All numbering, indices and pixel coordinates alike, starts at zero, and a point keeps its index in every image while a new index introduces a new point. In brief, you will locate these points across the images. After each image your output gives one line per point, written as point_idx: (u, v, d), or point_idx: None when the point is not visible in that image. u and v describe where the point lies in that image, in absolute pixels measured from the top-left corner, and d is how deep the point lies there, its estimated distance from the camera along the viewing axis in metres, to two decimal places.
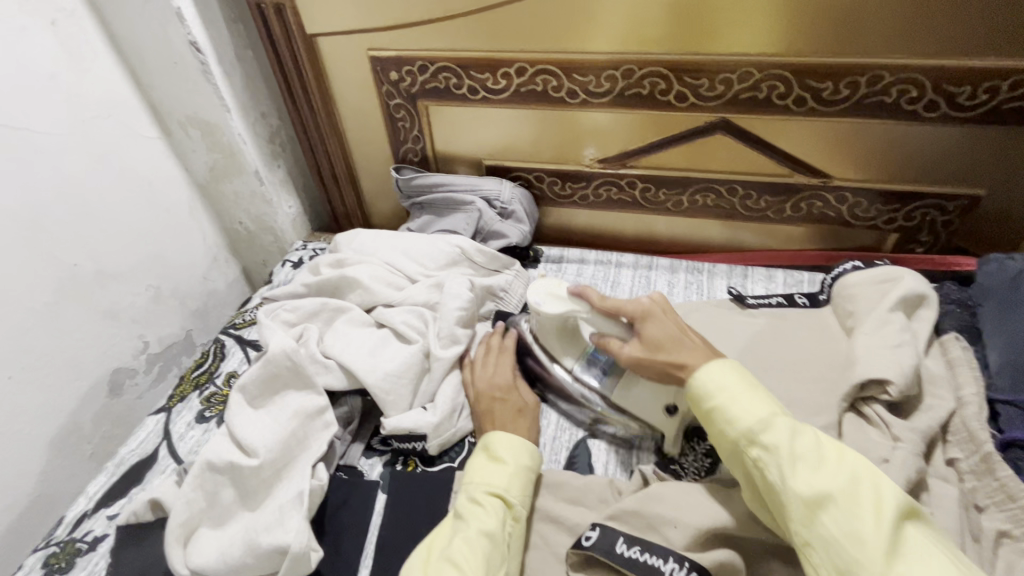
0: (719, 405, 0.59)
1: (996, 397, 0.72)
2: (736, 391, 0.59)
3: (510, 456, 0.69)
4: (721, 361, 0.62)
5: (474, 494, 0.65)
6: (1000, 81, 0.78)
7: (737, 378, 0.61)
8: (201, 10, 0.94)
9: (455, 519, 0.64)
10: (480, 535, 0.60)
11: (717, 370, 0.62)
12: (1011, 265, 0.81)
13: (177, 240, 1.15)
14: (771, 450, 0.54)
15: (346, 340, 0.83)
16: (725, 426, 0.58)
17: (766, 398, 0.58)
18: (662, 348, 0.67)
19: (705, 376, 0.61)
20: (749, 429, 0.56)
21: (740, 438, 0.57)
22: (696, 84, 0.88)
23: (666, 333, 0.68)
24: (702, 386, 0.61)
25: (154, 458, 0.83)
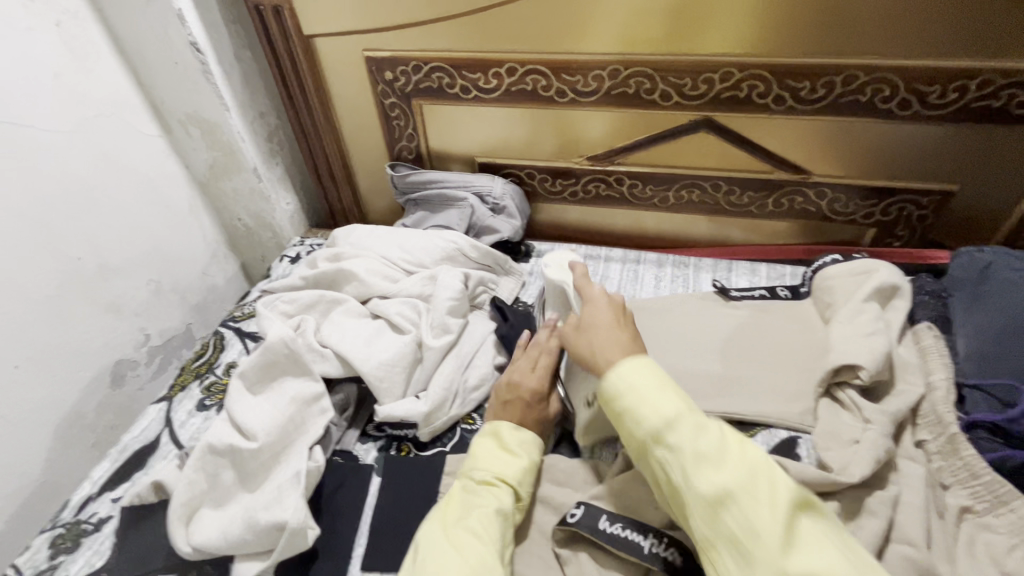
0: (629, 407, 0.58)
1: (963, 382, 0.75)
2: (648, 390, 0.58)
3: (525, 447, 0.72)
4: (635, 357, 0.61)
5: (491, 476, 0.67)
6: (969, 80, 0.81)
7: (649, 376, 0.59)
8: (201, 11, 0.98)
9: (467, 494, 0.66)
10: (496, 515, 0.63)
11: (630, 368, 0.61)
12: (981, 257, 0.85)
13: (178, 235, 1.18)
14: (675, 451, 0.54)
15: (342, 330, 0.86)
16: (635, 426, 0.57)
17: (675, 393, 0.57)
18: (589, 332, 0.68)
19: (619, 373, 0.61)
20: (655, 428, 0.55)
21: (647, 440, 0.56)
22: (680, 83, 0.91)
23: (602, 322, 0.68)
24: (614, 386, 0.61)
25: (156, 444, 0.86)
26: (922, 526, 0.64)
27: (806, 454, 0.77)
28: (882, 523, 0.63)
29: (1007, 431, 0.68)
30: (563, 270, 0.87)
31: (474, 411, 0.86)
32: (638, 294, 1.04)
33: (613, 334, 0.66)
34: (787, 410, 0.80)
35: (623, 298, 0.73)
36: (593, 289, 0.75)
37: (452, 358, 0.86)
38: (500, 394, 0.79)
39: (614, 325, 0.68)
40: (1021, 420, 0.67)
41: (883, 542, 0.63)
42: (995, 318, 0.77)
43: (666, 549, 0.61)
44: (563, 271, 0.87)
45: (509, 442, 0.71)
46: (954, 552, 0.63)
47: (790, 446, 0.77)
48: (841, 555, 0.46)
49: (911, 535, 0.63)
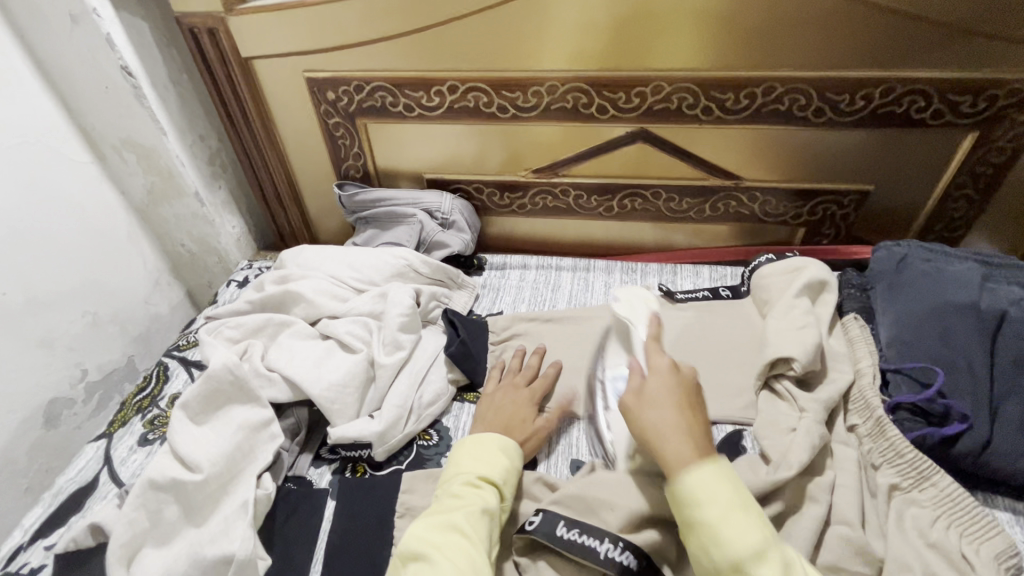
0: (707, 522, 0.53)
1: (887, 367, 0.79)
2: (724, 509, 0.53)
3: (507, 453, 0.73)
4: (712, 465, 0.56)
5: (474, 478, 0.68)
6: (873, 89, 0.88)
7: (733, 492, 0.54)
8: (132, 36, 0.96)
9: (450, 496, 0.66)
10: (483, 514, 0.63)
11: (707, 476, 0.55)
12: (897, 252, 0.92)
13: (116, 264, 1.14)
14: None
15: (290, 353, 0.85)
16: (712, 548, 0.52)
17: (757, 521, 0.53)
18: (656, 409, 0.62)
19: (697, 478, 0.55)
20: (739, 558, 0.50)
21: (725, 569, 0.51)
22: (614, 97, 0.95)
23: (669, 398, 0.63)
24: (692, 490, 0.55)
25: (94, 484, 0.82)
26: (856, 507, 0.68)
27: (750, 446, 0.80)
28: (821, 508, 0.67)
29: (926, 411, 0.73)
30: (631, 308, 0.90)
31: (430, 427, 0.86)
32: (589, 302, 1.06)
33: (680, 425, 0.60)
34: (731, 405, 0.83)
35: (694, 375, 0.67)
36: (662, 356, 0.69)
37: (405, 376, 0.86)
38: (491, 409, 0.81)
39: (680, 408, 0.62)
40: (935, 399, 0.73)
41: (823, 526, 0.66)
42: (911, 307, 0.83)
43: (622, 553, 0.62)
44: (630, 308, 0.90)
45: (492, 448, 0.72)
46: (886, 528, 0.67)
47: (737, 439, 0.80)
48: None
49: (847, 516, 0.67)
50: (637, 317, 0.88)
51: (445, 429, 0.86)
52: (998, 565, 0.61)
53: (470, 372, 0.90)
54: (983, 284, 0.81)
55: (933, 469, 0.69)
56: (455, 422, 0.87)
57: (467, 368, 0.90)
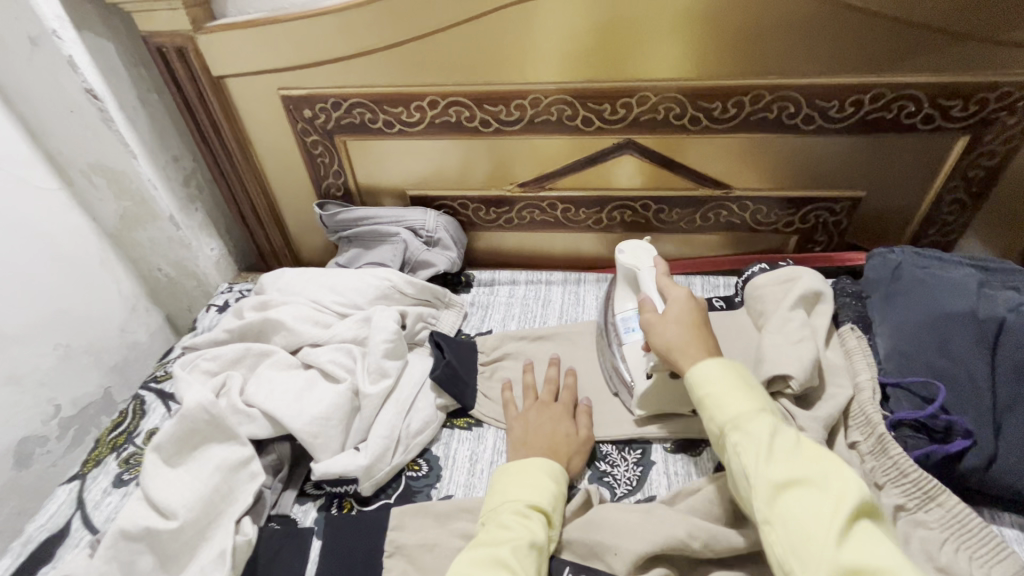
0: (709, 395, 0.63)
1: (886, 381, 0.77)
2: (725, 389, 0.62)
3: (556, 480, 0.71)
4: (718, 359, 0.65)
5: (524, 507, 0.66)
6: (862, 95, 0.86)
7: (735, 375, 0.64)
8: (96, 57, 0.92)
9: (498, 527, 0.64)
10: (531, 549, 0.61)
11: (713, 364, 0.65)
12: (892, 258, 0.89)
13: (89, 294, 1.10)
14: (750, 436, 0.58)
15: (270, 386, 0.81)
16: (714, 414, 0.62)
17: (755, 395, 0.62)
18: (673, 328, 0.71)
19: (705, 368, 0.65)
20: (735, 418, 0.60)
21: (724, 425, 0.60)
22: (600, 109, 0.93)
23: (683, 321, 0.72)
24: (700, 379, 0.65)
25: (66, 531, 0.78)
26: None
27: None
28: None
29: (928, 426, 0.71)
30: (637, 257, 0.84)
31: (419, 456, 0.83)
32: (580, 317, 1.03)
33: (692, 340, 0.69)
34: None
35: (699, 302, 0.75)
36: (679, 290, 0.77)
37: (392, 405, 0.83)
38: (521, 433, 0.79)
39: (693, 325, 0.71)
40: (938, 414, 0.71)
41: None
42: (909, 318, 0.81)
43: None
44: (637, 257, 0.84)
45: (541, 474, 0.70)
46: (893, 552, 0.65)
47: None
48: (900, 558, 0.47)
49: None
50: (645, 270, 0.82)
51: (435, 459, 0.83)
52: None
53: (460, 398, 0.87)
54: (980, 289, 0.78)
55: (938, 488, 0.66)
56: (445, 451, 0.84)
57: (456, 394, 0.87)
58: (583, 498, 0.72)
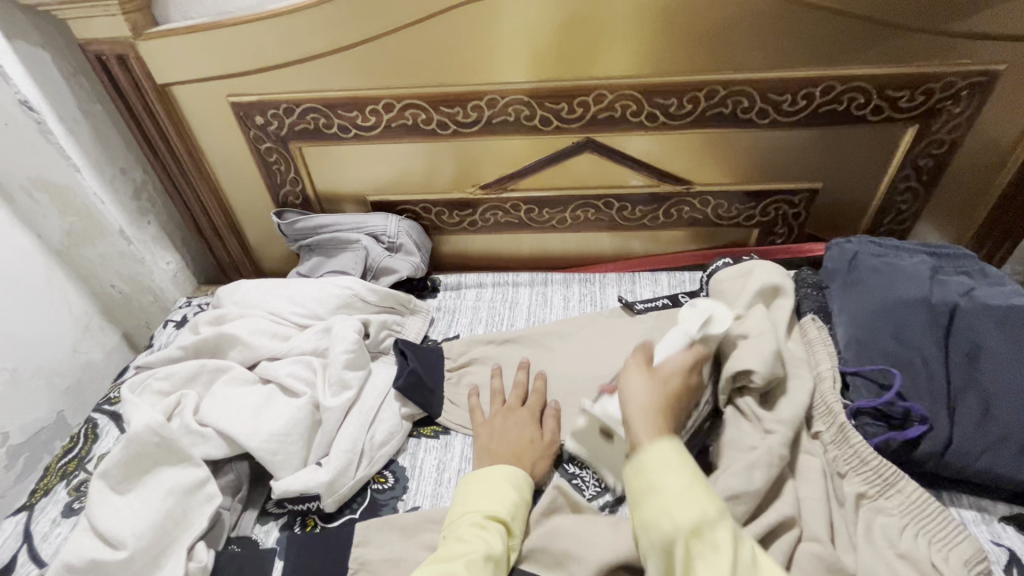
0: (663, 492, 0.55)
1: (846, 369, 0.78)
2: (677, 482, 0.55)
3: (517, 487, 0.70)
4: (675, 439, 0.58)
5: (481, 517, 0.65)
6: (814, 88, 0.87)
7: (687, 464, 0.56)
8: (30, 67, 0.88)
9: (455, 540, 0.63)
10: (487, 561, 0.60)
11: (668, 452, 0.57)
12: (848, 248, 0.91)
13: (36, 315, 1.05)
14: (712, 548, 0.51)
15: (225, 404, 0.78)
16: (666, 514, 0.53)
17: (710, 493, 0.54)
18: (639, 388, 0.64)
19: (658, 453, 0.57)
20: (694, 527, 0.52)
21: (678, 531, 0.52)
22: (557, 108, 0.92)
23: (656, 387, 0.65)
24: (652, 464, 0.57)
25: (11, 566, 0.74)
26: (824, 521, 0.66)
27: None
28: (790, 526, 0.65)
29: (886, 413, 0.72)
30: (701, 313, 0.78)
31: (385, 468, 0.81)
32: (546, 319, 1.02)
33: (657, 403, 0.62)
34: None
35: (699, 375, 0.68)
36: (688, 351, 0.72)
37: (354, 417, 0.81)
38: (490, 440, 0.78)
39: (664, 393, 0.64)
40: (895, 401, 0.72)
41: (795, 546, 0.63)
42: (866, 306, 0.82)
43: None
44: (700, 312, 0.78)
45: (501, 481, 0.69)
46: (856, 540, 0.65)
47: None
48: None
49: (817, 532, 0.65)
50: (680, 329, 0.76)
51: (401, 469, 0.81)
52: (967, 572, 0.61)
53: (426, 405, 0.85)
54: (933, 277, 0.81)
55: (897, 475, 0.67)
56: (411, 461, 0.82)
57: (422, 402, 0.85)
58: (550, 498, 0.70)
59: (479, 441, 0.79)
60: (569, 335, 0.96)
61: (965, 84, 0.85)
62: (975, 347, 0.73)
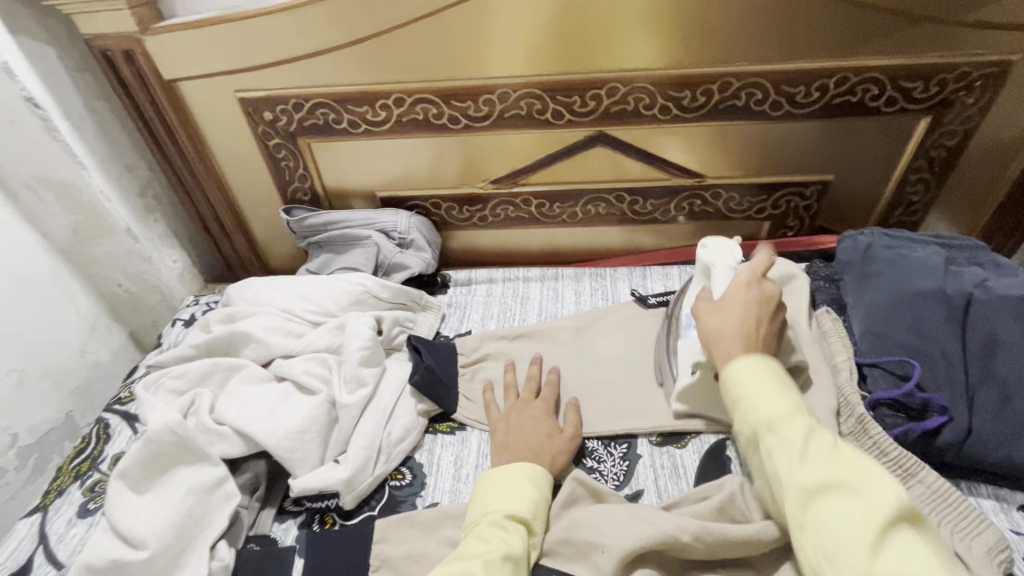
0: (744, 396, 0.59)
1: (863, 362, 0.77)
2: (759, 389, 0.59)
3: (537, 484, 0.70)
4: (756, 359, 0.61)
5: (500, 517, 0.65)
6: (828, 79, 0.87)
7: (772, 383, 0.59)
8: (34, 63, 0.87)
9: (474, 541, 0.63)
10: (505, 561, 0.59)
11: (751, 368, 0.61)
12: (861, 240, 0.91)
13: (42, 315, 1.03)
14: (782, 445, 0.55)
15: (241, 402, 0.78)
16: (749, 417, 0.59)
17: (794, 399, 0.58)
18: (716, 317, 0.68)
19: (741, 368, 0.61)
20: (769, 422, 0.57)
21: (757, 427, 0.57)
22: (569, 101, 0.92)
23: (736, 309, 0.67)
24: (734, 376, 0.62)
25: (28, 568, 0.73)
26: None
27: (736, 456, 0.78)
28: None
29: (904, 404, 0.72)
30: (719, 249, 0.80)
31: (402, 464, 0.81)
32: (558, 314, 1.02)
33: (743, 330, 0.65)
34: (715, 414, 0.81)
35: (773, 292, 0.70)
36: (741, 273, 0.72)
37: (371, 414, 0.80)
38: (509, 435, 0.77)
39: (747, 315, 0.67)
40: (914, 392, 0.72)
41: None
42: (882, 298, 0.81)
43: None
44: (718, 250, 0.81)
45: (521, 479, 0.69)
46: None
47: (720, 448, 0.79)
48: (935, 560, 0.45)
49: None
50: (719, 264, 0.78)
51: (418, 466, 0.81)
52: (991, 561, 0.60)
53: (441, 402, 0.85)
54: (947, 268, 0.82)
55: (917, 465, 0.67)
56: (429, 457, 0.82)
57: (438, 398, 0.85)
58: (570, 489, 0.71)
59: (495, 438, 0.79)
60: (582, 330, 0.96)
61: (979, 74, 0.85)
62: (991, 338, 0.73)
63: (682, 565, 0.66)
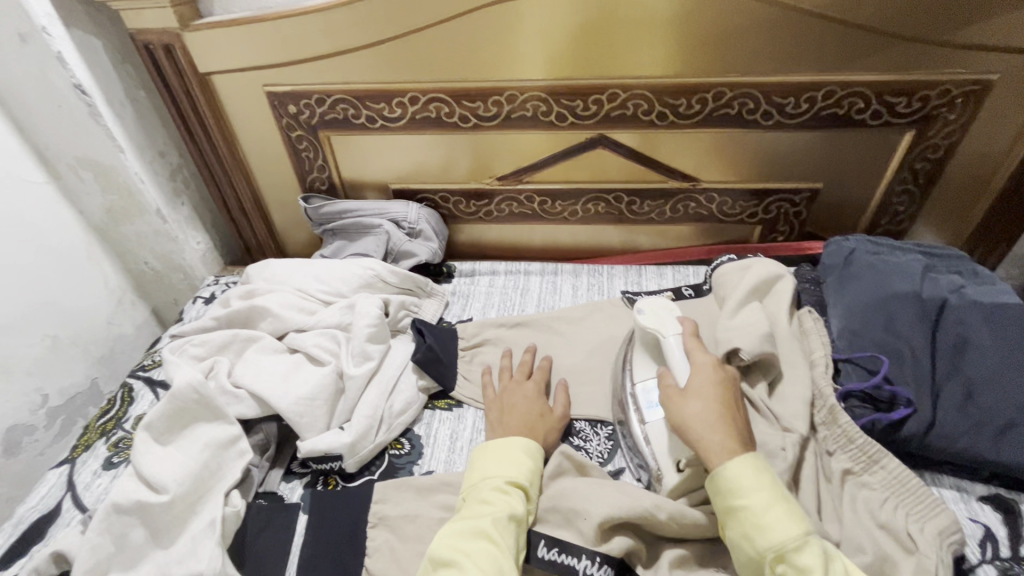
0: (750, 510, 0.60)
1: (839, 357, 0.82)
2: (766, 503, 0.60)
3: (532, 456, 0.75)
4: (752, 458, 0.63)
5: (502, 483, 0.70)
6: (816, 92, 0.92)
7: (770, 488, 0.61)
8: (83, 52, 0.95)
9: (478, 503, 0.68)
10: (510, 521, 0.66)
11: (749, 470, 0.62)
12: (846, 246, 0.96)
13: (76, 285, 1.12)
14: (798, 571, 0.56)
15: (257, 369, 0.84)
16: (753, 533, 0.59)
17: (795, 513, 0.60)
18: (695, 404, 0.69)
19: (738, 472, 0.62)
20: (780, 547, 0.57)
21: (766, 552, 0.58)
22: (573, 105, 0.98)
23: (706, 397, 0.69)
24: (736, 484, 0.62)
25: (57, 511, 0.80)
26: (812, 494, 0.71)
27: None
28: None
29: (874, 397, 0.77)
30: (659, 317, 0.85)
31: (402, 435, 0.87)
32: (555, 305, 1.08)
33: (719, 420, 0.67)
34: None
35: (732, 374, 0.74)
36: (701, 354, 0.76)
37: (375, 386, 0.87)
38: (502, 413, 0.83)
39: (717, 404, 0.69)
40: (883, 385, 0.76)
41: None
42: (861, 300, 0.86)
43: (601, 568, 0.66)
44: (658, 317, 0.85)
45: (518, 450, 0.74)
46: (841, 511, 0.71)
47: None
48: None
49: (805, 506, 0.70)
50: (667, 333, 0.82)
51: (417, 437, 0.87)
52: (941, 541, 0.65)
53: (440, 379, 0.91)
54: (925, 274, 0.86)
55: (880, 452, 0.72)
56: (426, 430, 0.87)
57: (438, 376, 0.91)
58: (557, 462, 0.77)
59: (489, 415, 0.85)
60: (577, 320, 1.01)
61: (960, 92, 0.90)
62: (961, 339, 0.78)
63: (656, 536, 0.71)
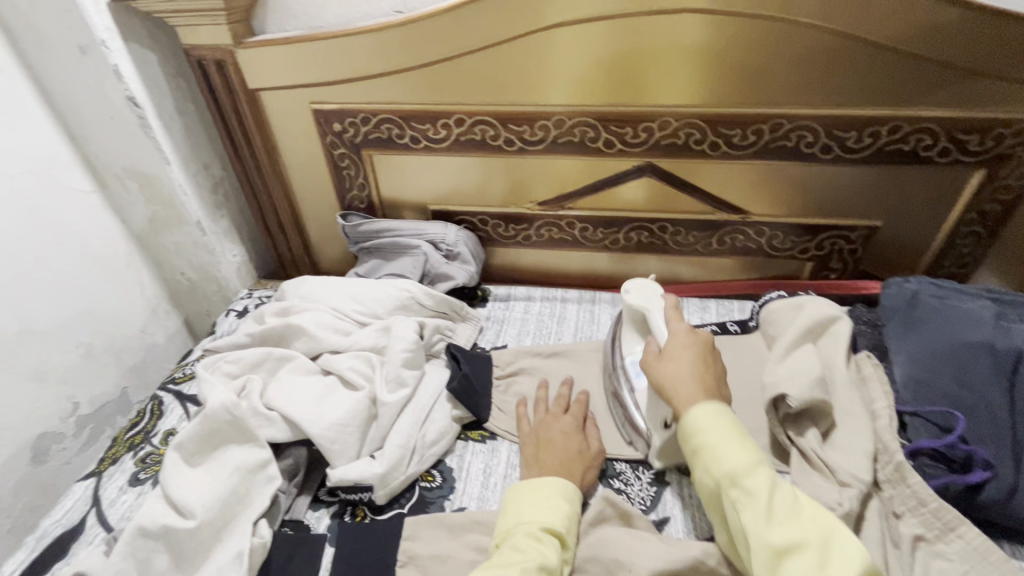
0: (706, 445, 0.61)
1: (904, 409, 0.77)
2: (722, 436, 0.60)
3: (570, 500, 0.71)
4: (717, 403, 0.63)
5: (536, 529, 0.66)
6: (881, 127, 0.88)
7: (730, 425, 0.62)
8: (139, 65, 0.95)
9: (510, 550, 0.64)
10: (540, 572, 0.61)
11: (708, 409, 0.63)
12: (907, 288, 0.89)
13: (113, 293, 1.12)
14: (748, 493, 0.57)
15: (290, 390, 0.82)
16: (711, 465, 0.60)
17: (750, 445, 0.60)
18: (669, 366, 0.69)
19: (699, 411, 0.63)
20: (731, 475, 0.58)
21: (720, 479, 0.59)
22: (621, 132, 0.95)
23: (680, 359, 0.69)
24: (698, 424, 0.62)
25: (81, 527, 0.78)
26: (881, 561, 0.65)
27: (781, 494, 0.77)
28: None
29: (947, 456, 0.71)
30: (645, 296, 0.83)
31: (433, 467, 0.83)
32: (594, 335, 1.03)
33: (691, 375, 0.67)
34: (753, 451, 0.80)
35: (709, 334, 0.72)
36: (681, 324, 0.75)
37: (408, 414, 0.84)
38: (540, 449, 0.79)
39: (696, 362, 0.69)
40: (957, 444, 0.70)
41: None
42: (927, 347, 0.80)
43: None
44: (644, 296, 0.83)
45: (555, 494, 0.70)
46: None
47: None
48: None
49: None
50: (652, 310, 0.81)
51: (448, 470, 0.83)
52: None
53: (475, 409, 0.87)
54: (996, 321, 0.78)
55: (958, 519, 0.65)
56: (459, 463, 0.84)
57: (472, 406, 0.87)
58: (599, 507, 0.72)
59: (525, 450, 0.81)
60: None
61: None
62: None
63: None
